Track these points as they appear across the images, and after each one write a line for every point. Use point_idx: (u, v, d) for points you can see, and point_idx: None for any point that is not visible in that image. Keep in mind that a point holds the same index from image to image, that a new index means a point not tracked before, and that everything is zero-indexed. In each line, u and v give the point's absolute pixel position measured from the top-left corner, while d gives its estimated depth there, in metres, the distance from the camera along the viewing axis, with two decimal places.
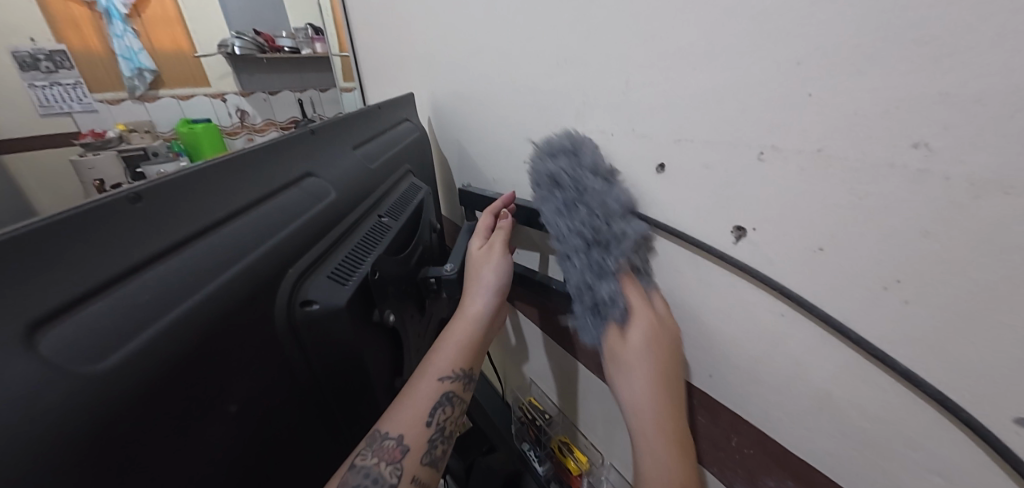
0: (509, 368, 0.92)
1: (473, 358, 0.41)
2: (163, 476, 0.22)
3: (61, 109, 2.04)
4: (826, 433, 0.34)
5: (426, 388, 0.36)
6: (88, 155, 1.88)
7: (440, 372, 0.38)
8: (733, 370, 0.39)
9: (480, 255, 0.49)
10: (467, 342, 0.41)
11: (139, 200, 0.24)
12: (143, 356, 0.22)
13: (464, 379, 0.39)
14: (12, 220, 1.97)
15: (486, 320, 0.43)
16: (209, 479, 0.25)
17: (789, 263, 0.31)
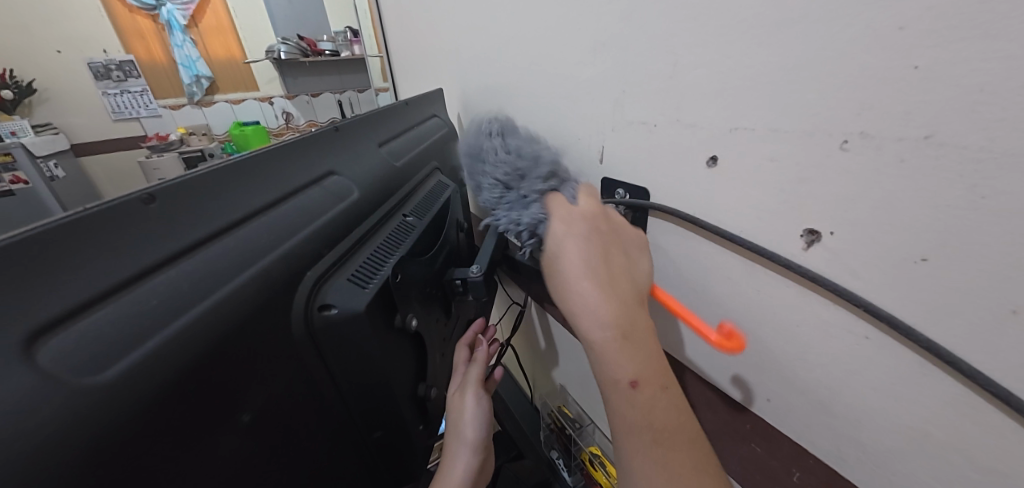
0: (537, 372, 0.88)
1: None
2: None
3: (130, 114, 2.22)
4: (917, 479, 0.28)
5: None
6: (153, 157, 2.04)
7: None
8: (796, 395, 0.34)
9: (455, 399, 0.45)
10: None
11: (153, 201, 0.23)
12: (151, 365, 0.21)
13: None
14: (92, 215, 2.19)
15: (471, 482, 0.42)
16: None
17: (876, 274, 0.26)
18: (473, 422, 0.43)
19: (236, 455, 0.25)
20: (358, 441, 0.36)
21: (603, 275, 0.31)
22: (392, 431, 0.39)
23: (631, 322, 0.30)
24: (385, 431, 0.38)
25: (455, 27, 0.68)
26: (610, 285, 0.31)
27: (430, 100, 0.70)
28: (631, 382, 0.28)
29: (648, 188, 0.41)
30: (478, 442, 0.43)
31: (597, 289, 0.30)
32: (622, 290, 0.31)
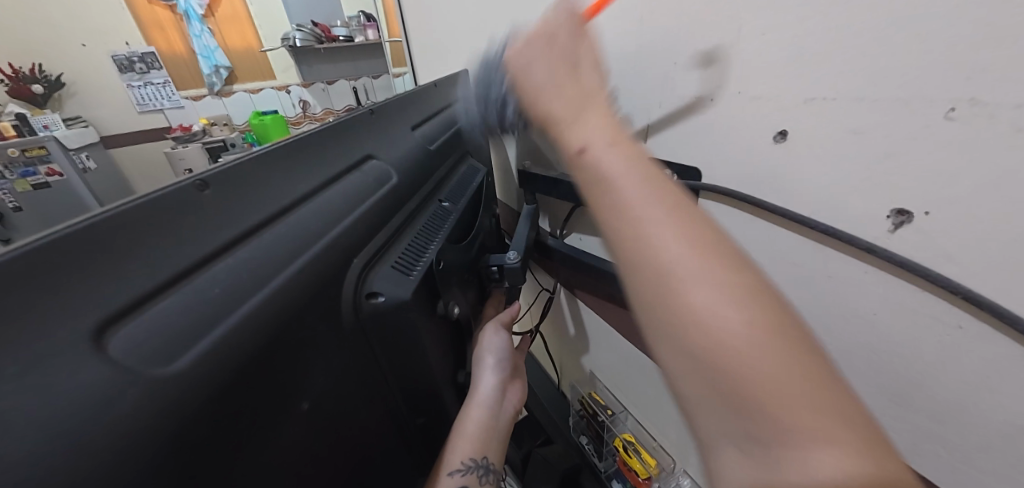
0: (565, 358, 0.87)
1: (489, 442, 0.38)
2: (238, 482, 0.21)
3: (154, 107, 2.27)
4: (1008, 478, 0.26)
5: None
6: (178, 148, 2.09)
7: (451, 468, 0.35)
8: (867, 387, 0.31)
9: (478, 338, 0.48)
10: (480, 427, 0.38)
11: (206, 187, 0.23)
12: (216, 355, 0.20)
13: (478, 471, 0.36)
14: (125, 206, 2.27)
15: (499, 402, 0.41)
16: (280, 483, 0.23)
17: (980, 258, 0.23)
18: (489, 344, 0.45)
19: (290, 450, 0.24)
20: (403, 431, 0.36)
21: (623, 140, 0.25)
22: (433, 419, 0.39)
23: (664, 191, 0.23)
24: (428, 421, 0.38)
25: (483, 3, 0.65)
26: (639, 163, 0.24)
27: (456, 83, 0.68)
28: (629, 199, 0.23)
29: (699, 168, 0.39)
30: (503, 364, 0.44)
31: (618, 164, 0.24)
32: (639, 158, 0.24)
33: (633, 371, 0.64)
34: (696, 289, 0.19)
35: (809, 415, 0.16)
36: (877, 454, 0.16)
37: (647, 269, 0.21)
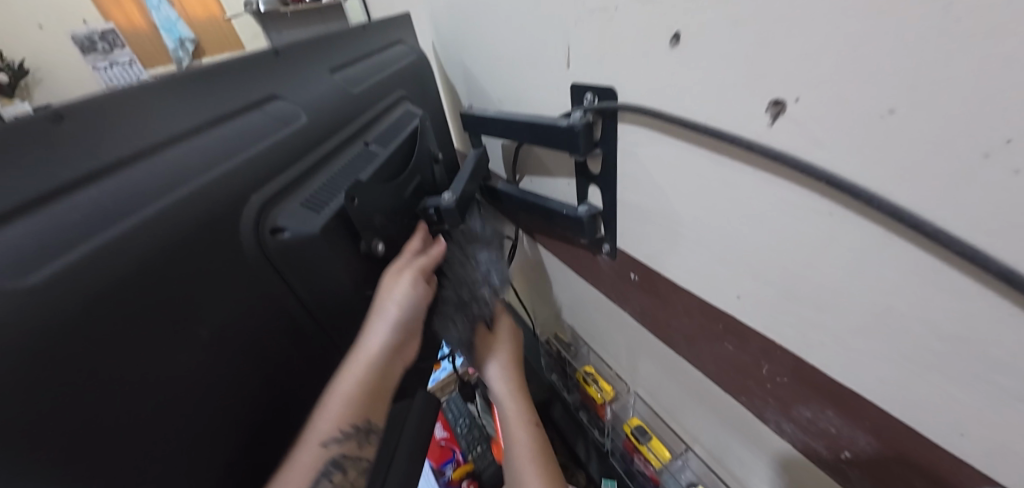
0: (537, 302, 0.89)
1: (371, 406, 0.35)
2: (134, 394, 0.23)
3: None
4: (878, 358, 0.27)
5: (306, 460, 0.32)
6: None
7: (325, 436, 0.33)
8: (766, 288, 0.32)
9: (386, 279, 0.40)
10: (360, 392, 0.34)
11: (62, 120, 0.22)
12: (78, 278, 0.21)
13: (359, 435, 0.34)
14: None
15: (389, 361, 0.36)
16: (184, 399, 0.25)
17: (842, 139, 0.23)
18: (401, 295, 0.38)
19: (201, 375, 0.26)
20: (333, 365, 0.38)
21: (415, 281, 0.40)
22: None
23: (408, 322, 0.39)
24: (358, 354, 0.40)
25: None
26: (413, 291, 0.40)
27: (397, 26, 0.65)
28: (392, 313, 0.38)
29: (614, 88, 0.38)
30: (404, 320, 0.38)
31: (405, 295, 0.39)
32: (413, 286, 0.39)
33: (586, 305, 0.66)
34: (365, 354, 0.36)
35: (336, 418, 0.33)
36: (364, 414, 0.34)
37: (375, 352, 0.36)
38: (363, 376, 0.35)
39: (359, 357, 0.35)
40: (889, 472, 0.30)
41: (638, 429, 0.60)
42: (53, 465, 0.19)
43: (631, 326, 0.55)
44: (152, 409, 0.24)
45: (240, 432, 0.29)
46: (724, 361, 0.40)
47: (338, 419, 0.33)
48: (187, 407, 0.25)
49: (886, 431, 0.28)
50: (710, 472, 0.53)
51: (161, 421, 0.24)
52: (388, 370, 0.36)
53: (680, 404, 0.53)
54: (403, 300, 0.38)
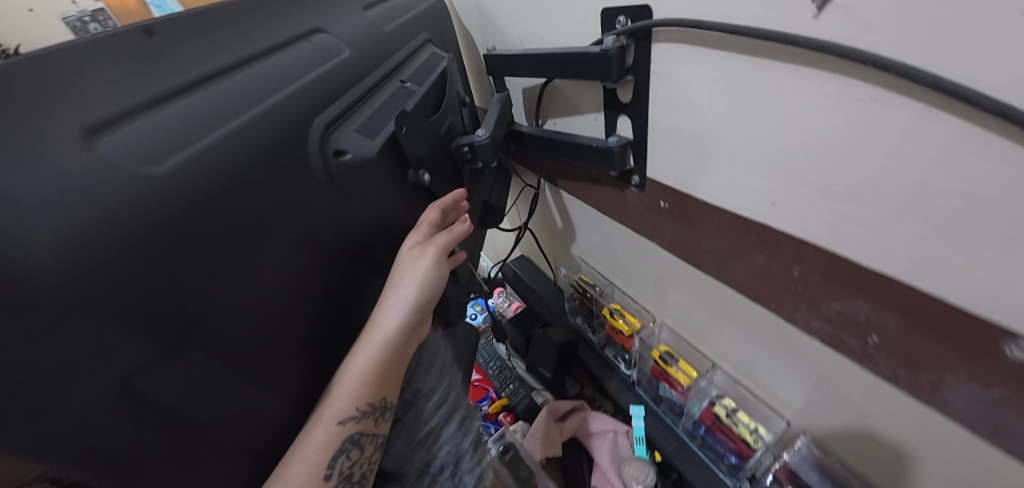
0: (558, 250, 0.91)
1: (387, 385, 0.33)
2: (241, 283, 0.25)
3: None
4: (913, 238, 0.29)
5: (320, 438, 0.30)
6: None
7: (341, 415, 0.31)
8: (802, 189, 0.34)
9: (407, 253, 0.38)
10: (376, 371, 0.32)
11: (153, 36, 0.24)
12: (192, 170, 0.23)
13: (375, 414, 0.32)
14: None
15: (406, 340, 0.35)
16: (279, 294, 0.28)
17: (890, 18, 0.24)
18: (422, 273, 0.37)
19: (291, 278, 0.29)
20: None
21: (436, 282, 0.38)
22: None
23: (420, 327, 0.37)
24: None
25: None
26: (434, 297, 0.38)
27: None
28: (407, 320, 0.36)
29: (650, 6, 0.39)
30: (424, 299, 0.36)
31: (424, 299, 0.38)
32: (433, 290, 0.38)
33: (611, 242, 0.68)
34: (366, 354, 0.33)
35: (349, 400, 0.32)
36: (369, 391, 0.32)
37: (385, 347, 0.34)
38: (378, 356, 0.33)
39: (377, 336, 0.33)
40: (914, 349, 0.32)
41: (667, 354, 0.65)
42: (178, 340, 0.22)
43: (658, 257, 0.58)
44: (250, 304, 0.26)
45: (296, 370, 0.30)
46: (755, 272, 0.43)
47: (353, 399, 0.31)
48: (282, 309, 0.28)
49: (914, 307, 0.30)
50: (736, 384, 0.56)
51: (264, 313, 0.27)
52: (404, 349, 0.35)
53: (709, 325, 0.56)
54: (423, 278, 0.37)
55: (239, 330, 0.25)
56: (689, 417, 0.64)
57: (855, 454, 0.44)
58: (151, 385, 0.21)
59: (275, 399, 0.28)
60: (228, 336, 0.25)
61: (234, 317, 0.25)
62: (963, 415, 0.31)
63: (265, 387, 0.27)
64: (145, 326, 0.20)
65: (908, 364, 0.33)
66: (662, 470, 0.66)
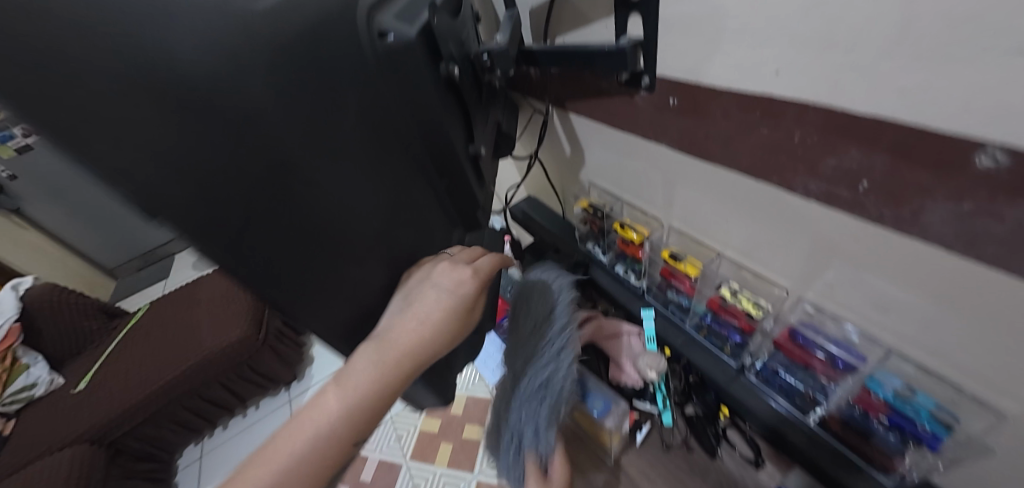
0: (566, 180, 0.95)
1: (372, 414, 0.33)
2: (312, 131, 0.30)
3: None
4: (900, 72, 0.33)
5: (297, 446, 0.31)
6: None
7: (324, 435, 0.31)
8: (802, 49, 0.38)
9: (441, 293, 0.40)
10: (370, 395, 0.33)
11: None
12: (279, 22, 0.26)
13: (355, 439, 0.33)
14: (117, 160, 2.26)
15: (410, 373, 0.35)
16: (343, 147, 0.33)
17: None
18: (443, 314, 0.38)
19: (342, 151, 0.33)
20: (430, 179, 0.45)
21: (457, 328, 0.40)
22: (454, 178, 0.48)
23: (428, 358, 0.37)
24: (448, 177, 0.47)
25: None
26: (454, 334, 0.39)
27: None
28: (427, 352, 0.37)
29: None
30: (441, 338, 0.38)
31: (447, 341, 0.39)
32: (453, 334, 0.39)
33: (619, 154, 0.72)
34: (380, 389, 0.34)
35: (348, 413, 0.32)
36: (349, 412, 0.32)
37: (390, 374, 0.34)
38: (370, 370, 0.33)
39: (380, 353, 0.35)
40: (898, 181, 0.37)
41: (674, 254, 0.70)
42: (261, 164, 0.27)
43: (668, 160, 0.62)
44: (316, 151, 0.30)
45: (346, 242, 0.35)
46: (760, 148, 0.47)
47: (340, 419, 0.32)
48: (334, 178, 0.32)
49: (901, 142, 0.35)
50: (738, 269, 0.62)
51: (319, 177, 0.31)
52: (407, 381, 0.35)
53: (715, 218, 0.60)
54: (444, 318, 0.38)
55: (297, 185, 0.30)
56: (695, 309, 0.70)
57: (842, 302, 0.50)
58: (240, 196, 0.26)
59: (333, 252, 0.34)
60: (290, 194, 0.29)
61: (308, 154, 0.30)
62: (941, 235, 0.36)
63: (326, 224, 0.33)
64: (228, 144, 0.25)
65: (894, 200, 0.38)
66: (670, 360, 0.72)
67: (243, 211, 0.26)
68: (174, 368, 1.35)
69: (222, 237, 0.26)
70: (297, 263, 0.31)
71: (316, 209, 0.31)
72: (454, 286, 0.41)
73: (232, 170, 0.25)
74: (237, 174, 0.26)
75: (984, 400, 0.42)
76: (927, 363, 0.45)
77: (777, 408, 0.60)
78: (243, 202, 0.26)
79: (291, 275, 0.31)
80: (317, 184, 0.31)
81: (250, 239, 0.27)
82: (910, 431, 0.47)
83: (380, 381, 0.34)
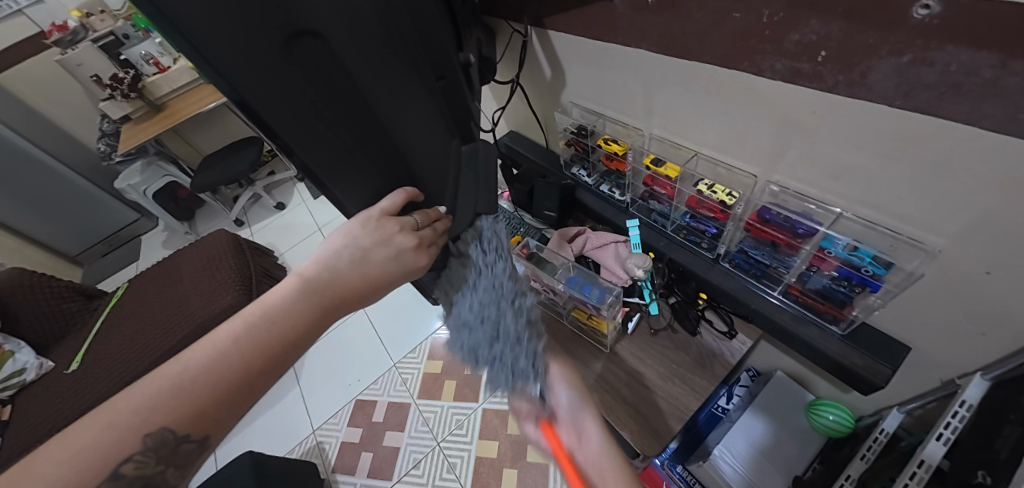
0: (547, 105, 0.96)
1: (274, 344, 0.36)
2: (335, 9, 0.32)
3: (9, 7, 1.86)
4: None
5: (197, 357, 0.33)
6: (67, 51, 1.85)
7: (226, 350, 0.34)
8: None
9: (371, 235, 0.40)
10: (274, 322, 0.36)
11: None
12: None
13: (261, 362, 0.35)
14: (53, 138, 2.07)
15: (321, 307, 0.38)
16: (365, 32, 0.36)
17: None
18: (364, 254, 0.40)
19: (343, 42, 0.35)
20: (433, 86, 0.46)
21: (384, 273, 0.40)
22: (452, 84, 0.49)
23: (342, 296, 0.39)
24: (446, 83, 0.48)
25: None
26: (374, 277, 0.40)
27: None
28: (341, 289, 0.39)
29: None
30: (358, 279, 0.40)
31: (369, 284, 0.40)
32: (377, 278, 0.40)
33: (598, 67, 0.74)
34: (287, 316, 0.36)
35: (254, 334, 0.35)
36: (252, 338, 0.35)
37: (297, 307, 0.37)
38: (287, 296, 0.37)
39: (303, 296, 0.38)
40: (851, 47, 0.42)
41: (657, 159, 0.75)
42: (291, 37, 0.32)
43: (645, 66, 0.65)
44: (341, 33, 0.34)
45: (350, 126, 0.40)
46: (732, 34, 0.50)
47: (241, 337, 0.35)
48: (350, 60, 0.36)
49: (854, 6, 0.40)
50: (715, 165, 0.68)
51: (320, 63, 0.35)
52: (318, 316, 0.38)
53: (694, 117, 0.65)
54: (369, 255, 0.40)
55: (304, 67, 0.34)
56: (676, 213, 0.78)
57: (803, 177, 0.57)
58: (273, 64, 0.31)
59: (340, 135, 0.40)
60: (312, 69, 0.34)
61: (331, 31, 0.33)
62: (883, 91, 0.43)
63: (337, 106, 0.38)
64: (269, 13, 0.29)
65: (845, 65, 0.44)
66: (655, 261, 0.80)
67: (264, 80, 0.32)
68: (170, 337, 1.34)
69: (259, 93, 0.32)
70: (315, 135, 0.38)
71: (321, 93, 0.36)
72: (395, 254, 0.40)
73: (254, 41, 0.30)
74: (258, 46, 0.30)
75: (917, 240, 0.51)
76: (872, 217, 0.54)
77: (746, 285, 0.70)
78: (264, 70, 0.31)
79: (312, 143, 0.38)
80: (318, 70, 0.35)
81: (276, 104, 0.34)
82: (856, 276, 0.56)
83: (296, 315, 0.37)
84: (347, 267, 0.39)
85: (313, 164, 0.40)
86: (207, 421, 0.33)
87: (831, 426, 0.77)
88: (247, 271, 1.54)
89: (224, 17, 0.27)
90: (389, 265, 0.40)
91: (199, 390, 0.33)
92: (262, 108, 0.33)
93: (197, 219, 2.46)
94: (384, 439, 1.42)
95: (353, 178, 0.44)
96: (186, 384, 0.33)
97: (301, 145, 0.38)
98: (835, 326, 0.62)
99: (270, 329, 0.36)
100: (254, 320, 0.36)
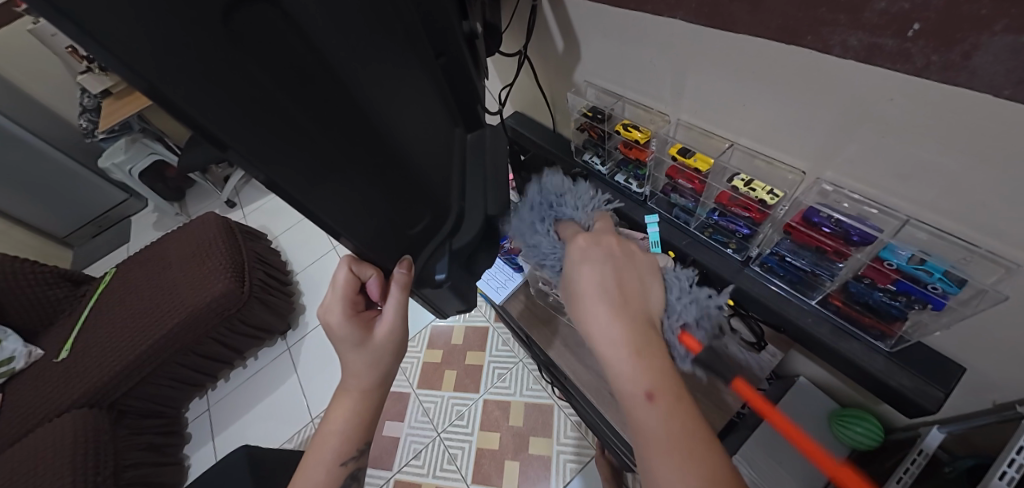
0: (557, 85, 0.87)
1: (356, 434, 0.48)
2: None
3: None
4: None
5: (321, 456, 0.48)
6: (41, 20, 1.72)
7: (333, 441, 0.48)
8: None
9: (352, 335, 0.44)
10: (347, 421, 0.47)
11: None
12: None
13: (356, 441, 0.48)
14: (31, 113, 1.95)
15: (368, 399, 0.47)
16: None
17: None
18: (371, 361, 0.45)
19: (322, 21, 0.26)
20: (428, 64, 0.40)
21: (382, 358, 0.46)
22: (453, 61, 0.43)
23: (377, 388, 0.47)
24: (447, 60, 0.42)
25: None
26: (381, 364, 0.46)
27: None
28: (371, 384, 0.46)
29: None
30: (376, 369, 0.46)
31: (382, 367, 0.46)
32: (383, 365, 0.46)
33: (620, 40, 0.64)
34: (345, 413, 0.47)
35: (337, 434, 0.47)
36: (340, 435, 0.47)
37: (354, 404, 0.47)
38: (348, 405, 0.47)
39: (353, 399, 0.47)
40: (953, 21, 0.33)
41: (683, 149, 0.67)
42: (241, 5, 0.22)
43: (680, 39, 0.56)
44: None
45: (334, 125, 0.30)
46: (794, 2, 0.41)
47: (340, 435, 0.47)
48: (330, 35, 0.28)
49: None
50: (752, 157, 0.61)
51: (292, 47, 0.25)
52: (369, 406, 0.48)
53: (738, 101, 0.56)
54: (374, 358, 0.45)
55: (267, 51, 0.24)
56: (702, 209, 0.70)
57: (862, 176, 0.50)
58: (220, 54, 0.21)
59: (326, 140, 0.30)
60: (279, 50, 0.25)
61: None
62: (989, 79, 0.34)
63: (315, 99, 0.28)
64: None
65: (944, 43, 0.35)
66: (676, 262, 0.72)
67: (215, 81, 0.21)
68: (160, 328, 1.27)
69: (217, 114, 0.22)
70: (289, 151, 0.27)
71: (294, 84, 0.26)
72: (366, 347, 0.44)
73: (200, 31, 0.20)
74: (212, 41, 0.21)
75: (996, 254, 0.43)
76: (942, 224, 0.47)
77: (775, 290, 0.63)
78: (224, 72, 0.22)
79: (292, 167, 0.27)
80: (293, 64, 0.26)
81: (249, 128, 0.24)
82: (918, 292, 0.49)
83: (359, 412, 0.47)
84: (363, 366, 0.45)
85: (298, 194, 0.28)
86: (354, 471, 0.51)
87: (858, 439, 0.73)
88: (238, 257, 1.48)
89: (151, 6, 0.18)
90: (376, 358, 0.45)
91: (331, 473, 0.48)
92: (234, 140, 0.23)
93: (188, 200, 2.36)
94: (383, 429, 1.37)
95: (357, 210, 0.34)
96: (326, 471, 0.48)
97: (282, 175, 0.27)
98: (880, 342, 0.56)
99: (346, 430, 0.47)
100: (330, 418, 0.48)
